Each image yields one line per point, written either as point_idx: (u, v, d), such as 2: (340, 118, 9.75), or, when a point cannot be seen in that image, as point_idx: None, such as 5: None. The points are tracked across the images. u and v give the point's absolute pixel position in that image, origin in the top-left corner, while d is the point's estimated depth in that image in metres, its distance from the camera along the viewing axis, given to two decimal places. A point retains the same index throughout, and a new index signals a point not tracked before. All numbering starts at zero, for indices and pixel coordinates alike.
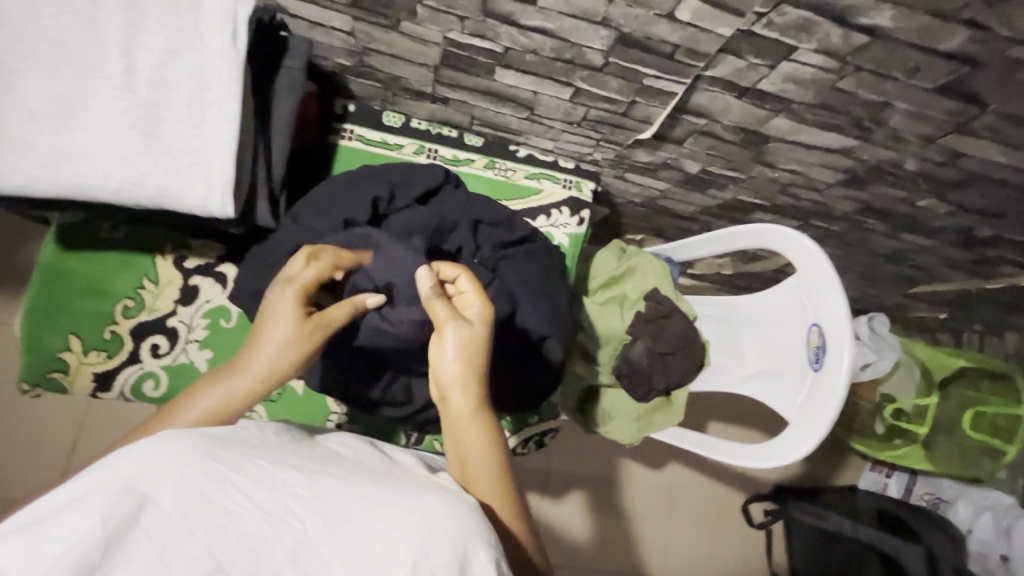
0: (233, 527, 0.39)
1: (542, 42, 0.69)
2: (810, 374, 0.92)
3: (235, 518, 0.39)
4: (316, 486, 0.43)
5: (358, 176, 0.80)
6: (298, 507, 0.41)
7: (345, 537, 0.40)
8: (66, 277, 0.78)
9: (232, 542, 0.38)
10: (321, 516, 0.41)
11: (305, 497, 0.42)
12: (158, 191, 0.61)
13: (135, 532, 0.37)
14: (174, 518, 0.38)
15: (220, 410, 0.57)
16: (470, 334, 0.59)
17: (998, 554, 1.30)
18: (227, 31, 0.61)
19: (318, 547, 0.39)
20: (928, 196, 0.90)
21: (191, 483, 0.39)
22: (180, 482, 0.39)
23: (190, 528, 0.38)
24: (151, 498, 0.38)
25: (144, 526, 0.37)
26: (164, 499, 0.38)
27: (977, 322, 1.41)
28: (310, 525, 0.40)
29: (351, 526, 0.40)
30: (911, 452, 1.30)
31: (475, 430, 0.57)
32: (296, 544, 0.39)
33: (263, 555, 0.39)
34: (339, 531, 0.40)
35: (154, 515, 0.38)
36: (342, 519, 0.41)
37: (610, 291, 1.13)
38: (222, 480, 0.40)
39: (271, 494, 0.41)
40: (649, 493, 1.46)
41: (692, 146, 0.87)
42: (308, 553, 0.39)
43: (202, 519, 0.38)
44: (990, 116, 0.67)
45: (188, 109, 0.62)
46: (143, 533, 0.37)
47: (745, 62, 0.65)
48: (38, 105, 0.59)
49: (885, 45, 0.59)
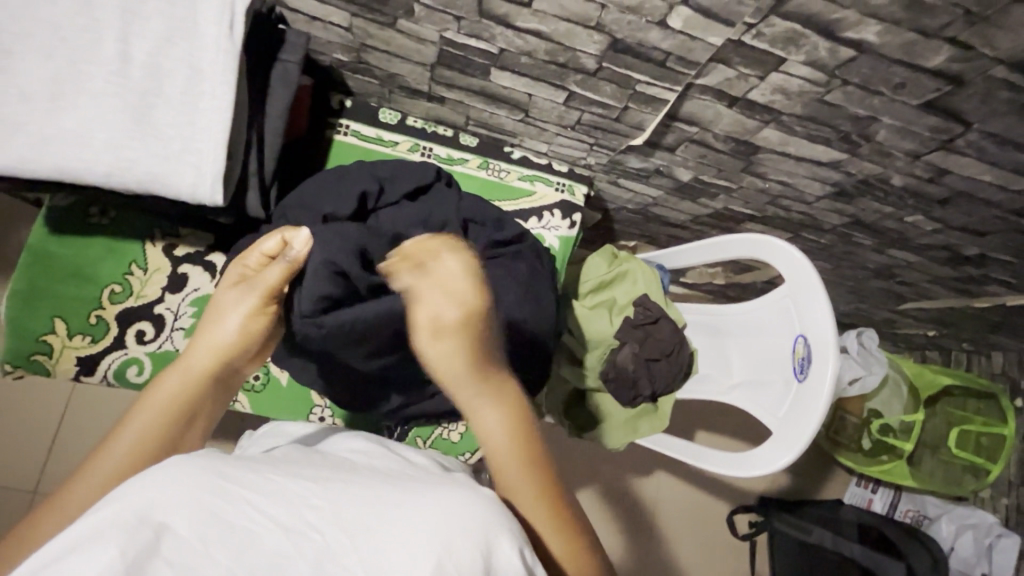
0: (254, 546, 0.36)
1: (537, 45, 0.69)
2: (795, 385, 0.93)
3: (255, 537, 0.37)
4: (330, 495, 0.41)
5: (347, 171, 0.80)
6: (316, 518, 0.39)
7: (367, 542, 0.38)
8: (53, 260, 0.78)
9: (254, 559, 0.36)
10: (341, 524, 0.39)
11: (323, 508, 0.40)
12: (148, 177, 0.62)
13: (157, 561, 0.34)
14: (192, 544, 0.36)
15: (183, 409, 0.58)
16: (448, 333, 0.56)
17: (979, 572, 1.32)
18: (223, 21, 0.62)
19: (342, 558, 0.37)
20: (914, 212, 0.91)
21: (205, 504, 0.38)
22: (195, 506, 0.37)
23: (210, 551, 0.35)
24: (168, 527, 0.36)
25: (165, 554, 0.35)
26: (183, 526, 0.36)
27: (965, 341, 1.42)
28: (331, 537, 0.38)
29: (371, 530, 0.39)
30: (897, 469, 1.29)
31: (491, 410, 0.58)
32: (318, 555, 0.37)
33: (287, 569, 0.36)
34: (361, 538, 0.38)
35: (174, 541, 0.35)
36: (363, 524, 0.39)
37: (600, 296, 1.13)
38: (237, 498, 0.39)
39: (288, 508, 0.39)
40: (633, 500, 1.45)
41: (684, 154, 0.88)
42: (332, 565, 0.37)
43: (222, 544, 0.36)
44: (974, 134, 0.68)
45: (182, 97, 0.63)
46: (165, 561, 0.34)
47: (735, 72, 0.66)
48: (33, 87, 0.59)
49: (870, 60, 0.60)
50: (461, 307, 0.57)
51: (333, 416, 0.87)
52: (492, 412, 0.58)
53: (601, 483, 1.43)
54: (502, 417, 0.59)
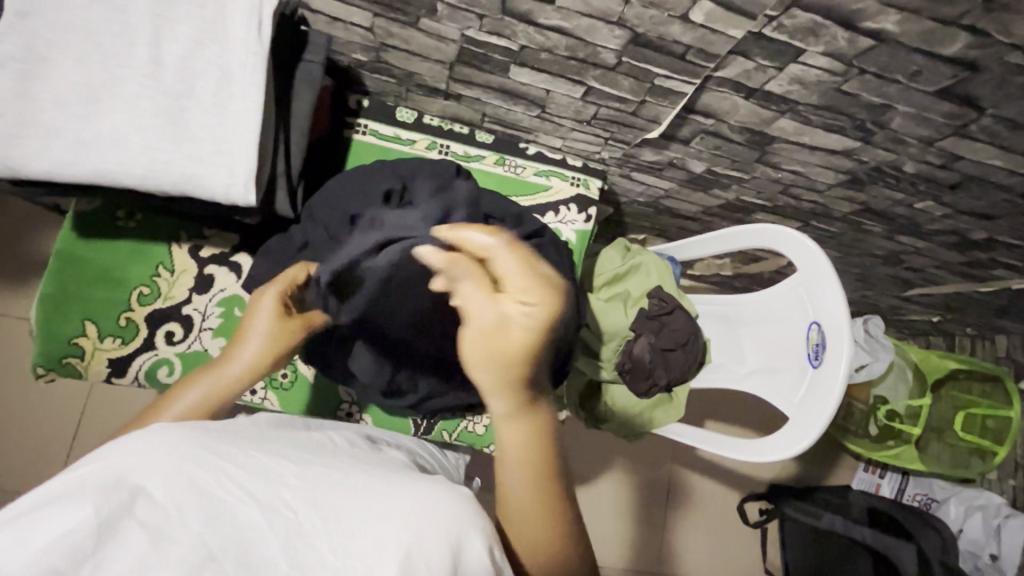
0: (228, 518, 0.40)
1: (557, 40, 0.71)
2: (810, 370, 0.94)
3: (231, 509, 0.40)
4: (307, 479, 0.44)
5: (370, 171, 0.81)
6: (292, 498, 0.42)
7: (337, 528, 0.40)
8: (82, 264, 0.79)
9: (229, 532, 0.39)
10: (317, 509, 0.41)
11: (298, 489, 0.43)
12: (181, 178, 0.63)
13: (129, 523, 0.37)
14: (166, 509, 0.38)
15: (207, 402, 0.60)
16: (509, 326, 0.52)
17: (988, 553, 1.33)
18: (251, 24, 0.63)
19: (311, 538, 0.40)
20: (925, 198, 0.92)
21: (187, 475, 0.41)
22: (175, 473, 0.40)
23: (185, 519, 0.38)
24: (143, 490, 0.39)
25: (138, 516, 0.37)
26: (159, 491, 0.39)
27: (970, 325, 1.44)
28: (303, 517, 0.41)
29: (342, 516, 0.41)
30: (905, 453, 1.30)
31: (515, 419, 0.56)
32: (289, 532, 0.40)
33: (256, 544, 0.39)
34: (334, 526, 0.40)
35: (149, 505, 0.38)
36: (336, 513, 0.41)
37: (614, 289, 1.15)
38: (218, 472, 0.42)
39: (265, 485, 0.42)
40: (646, 492, 1.47)
41: (698, 146, 0.90)
42: (301, 543, 0.39)
43: (197, 514, 0.39)
44: (987, 119, 0.70)
45: (212, 99, 0.64)
46: (137, 523, 0.37)
47: (754, 64, 0.68)
48: (67, 91, 0.60)
49: (889, 49, 0.61)
50: (540, 303, 0.53)
51: (361, 411, 0.88)
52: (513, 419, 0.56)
53: (613, 475, 1.45)
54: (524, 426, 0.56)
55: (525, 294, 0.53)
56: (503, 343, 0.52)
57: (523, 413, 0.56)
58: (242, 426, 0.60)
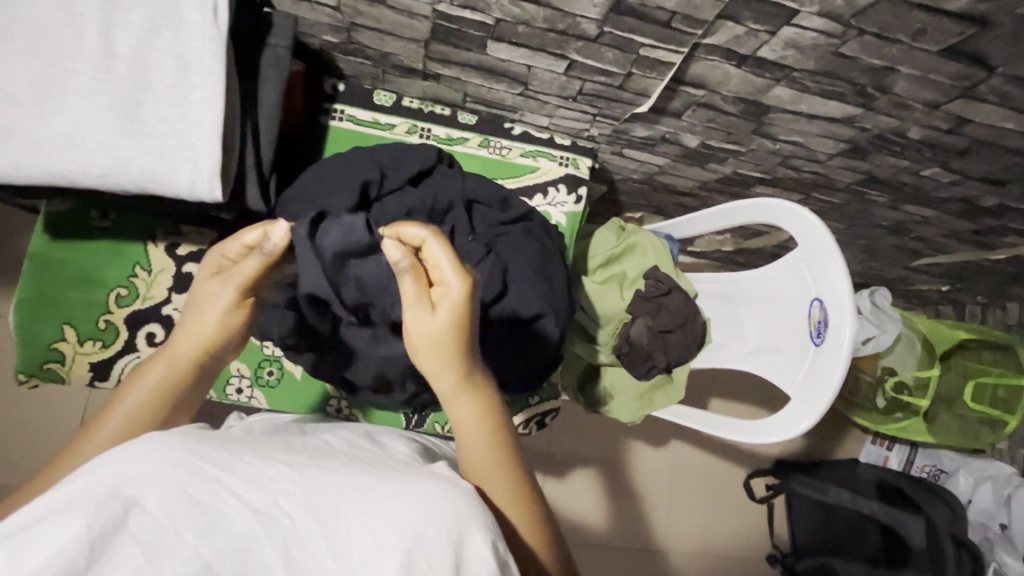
0: (223, 527, 0.37)
1: (534, 12, 0.66)
2: (812, 349, 0.91)
3: (225, 518, 0.37)
4: (304, 481, 0.41)
5: (347, 160, 0.78)
6: (287, 502, 0.39)
7: (334, 529, 0.38)
8: (55, 268, 0.77)
9: (224, 541, 0.36)
10: (311, 510, 0.39)
11: (294, 492, 0.40)
12: (142, 175, 0.60)
13: (122, 537, 0.34)
14: (160, 521, 0.35)
15: (163, 384, 0.57)
16: (441, 315, 0.52)
17: (998, 523, 1.30)
18: (207, 7, 0.60)
19: (308, 542, 0.37)
20: (931, 165, 0.88)
21: (178, 485, 0.38)
22: (165, 483, 0.37)
23: (179, 531, 0.35)
24: (138, 501, 0.36)
25: (131, 530, 0.35)
26: (153, 504, 0.36)
27: (980, 293, 1.40)
28: (298, 520, 0.38)
29: (339, 517, 0.39)
30: (912, 426, 1.27)
31: (467, 401, 0.55)
32: (285, 537, 0.37)
33: (255, 552, 0.36)
34: (329, 525, 0.38)
35: (142, 519, 0.35)
36: (332, 512, 0.39)
37: (610, 271, 1.11)
38: (209, 480, 0.39)
39: (260, 490, 0.39)
40: (648, 470, 1.46)
41: (691, 119, 0.85)
42: (299, 548, 0.37)
43: (190, 525, 0.36)
44: (997, 79, 0.65)
45: (169, 90, 0.61)
46: (130, 536, 0.34)
47: (744, 29, 0.63)
48: (15, 89, 0.57)
49: (889, 6, 0.57)
50: (467, 289, 0.52)
51: (350, 406, 0.87)
52: (468, 409, 0.55)
53: (618, 456, 1.44)
54: (477, 411, 0.55)
55: (451, 281, 0.52)
56: (434, 350, 0.53)
57: (466, 395, 0.55)
58: (237, 429, 0.54)
